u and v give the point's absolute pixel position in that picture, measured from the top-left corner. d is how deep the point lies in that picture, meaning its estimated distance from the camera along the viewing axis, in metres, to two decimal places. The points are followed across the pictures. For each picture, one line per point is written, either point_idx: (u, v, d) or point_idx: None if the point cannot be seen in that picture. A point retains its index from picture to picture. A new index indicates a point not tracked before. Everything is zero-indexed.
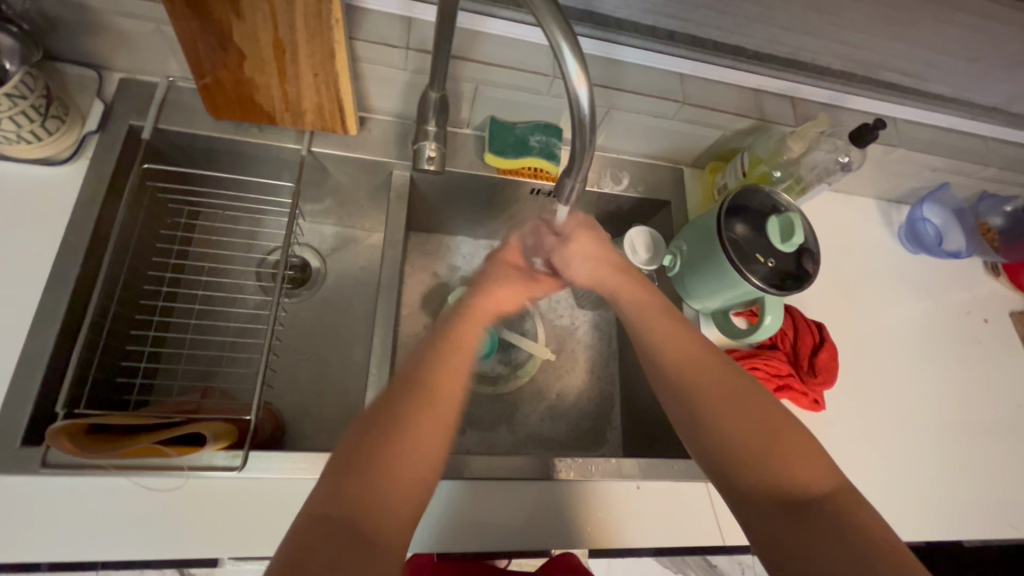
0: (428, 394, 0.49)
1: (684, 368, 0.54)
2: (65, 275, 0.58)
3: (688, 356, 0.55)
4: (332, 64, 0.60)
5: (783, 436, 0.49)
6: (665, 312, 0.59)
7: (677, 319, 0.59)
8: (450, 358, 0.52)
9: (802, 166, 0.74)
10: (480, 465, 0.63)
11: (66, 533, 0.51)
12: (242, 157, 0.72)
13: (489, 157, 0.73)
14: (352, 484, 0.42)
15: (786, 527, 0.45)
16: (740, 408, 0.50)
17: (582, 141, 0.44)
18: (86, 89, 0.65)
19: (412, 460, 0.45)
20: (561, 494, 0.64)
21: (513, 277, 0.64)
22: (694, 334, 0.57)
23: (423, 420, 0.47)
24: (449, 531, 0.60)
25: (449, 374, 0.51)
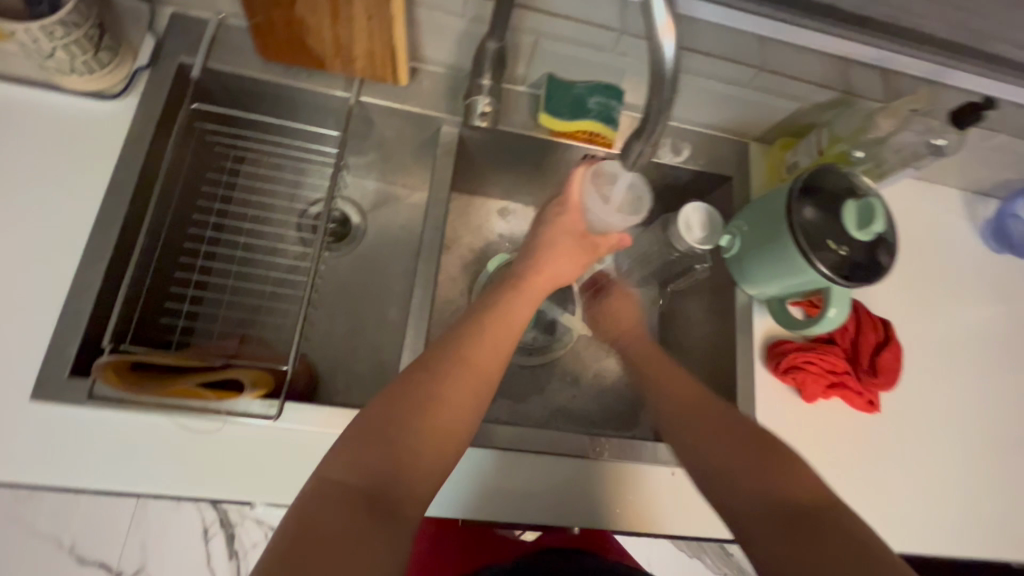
0: (448, 361, 0.50)
1: (675, 404, 0.60)
2: (115, 212, 0.58)
3: (679, 391, 0.61)
4: (388, 6, 0.57)
5: (780, 455, 0.52)
6: (660, 359, 0.67)
7: (670, 364, 0.66)
8: (488, 329, 0.54)
9: (887, 147, 0.67)
10: (512, 437, 0.62)
11: (107, 463, 0.52)
12: (289, 103, 0.70)
13: (543, 117, 0.69)
14: (354, 452, 0.43)
15: (786, 535, 0.46)
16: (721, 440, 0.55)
17: (659, 100, 0.40)
18: (138, 22, 0.64)
19: (427, 438, 0.46)
20: (595, 472, 0.63)
21: (560, 244, 0.64)
22: (680, 373, 0.64)
23: (434, 395, 0.48)
24: (475, 499, 0.60)
25: (480, 349, 0.52)
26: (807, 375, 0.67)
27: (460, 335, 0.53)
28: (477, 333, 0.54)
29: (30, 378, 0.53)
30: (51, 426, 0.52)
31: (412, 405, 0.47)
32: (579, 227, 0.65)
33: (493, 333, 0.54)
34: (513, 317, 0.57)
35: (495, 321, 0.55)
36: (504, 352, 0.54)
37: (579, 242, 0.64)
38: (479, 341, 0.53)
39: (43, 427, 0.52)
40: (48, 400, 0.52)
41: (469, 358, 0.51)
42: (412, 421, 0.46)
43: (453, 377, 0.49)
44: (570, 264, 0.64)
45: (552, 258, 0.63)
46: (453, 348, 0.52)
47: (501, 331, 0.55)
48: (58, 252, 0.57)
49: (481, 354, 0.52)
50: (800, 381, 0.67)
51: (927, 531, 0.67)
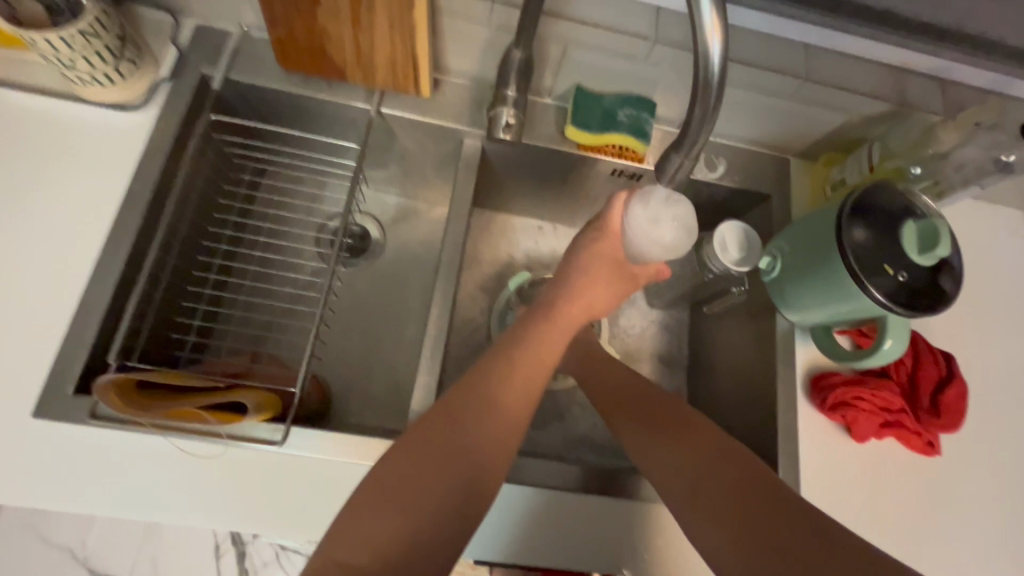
0: (459, 412, 0.46)
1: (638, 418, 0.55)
2: (128, 224, 0.57)
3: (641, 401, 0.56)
4: (410, 14, 0.55)
5: (711, 449, 0.49)
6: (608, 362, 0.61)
7: (624, 369, 0.60)
8: (516, 370, 0.50)
9: (948, 163, 0.61)
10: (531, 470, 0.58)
11: (106, 486, 0.50)
12: (310, 114, 0.69)
13: (569, 130, 0.66)
14: (364, 524, 0.39)
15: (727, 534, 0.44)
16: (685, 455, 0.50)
17: (703, 107, 0.36)
18: (162, 34, 0.63)
19: (447, 494, 0.42)
20: (619, 513, 0.58)
21: (605, 271, 0.60)
22: (640, 381, 0.58)
23: (448, 447, 0.44)
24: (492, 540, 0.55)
25: (506, 396, 0.48)
26: (858, 413, 0.61)
27: (486, 382, 0.49)
28: (494, 376, 0.49)
29: (33, 394, 0.51)
30: (51, 444, 0.50)
31: (414, 463, 0.42)
32: (617, 254, 0.60)
33: (515, 373, 0.50)
34: (543, 355, 0.53)
35: (516, 361, 0.51)
36: (529, 392, 0.50)
37: (616, 270, 0.60)
38: (503, 386, 0.49)
39: (42, 446, 0.50)
40: (49, 417, 0.50)
41: (481, 404, 0.47)
42: (424, 477, 0.42)
43: (468, 427, 0.45)
44: (605, 294, 0.60)
45: (586, 289, 0.59)
46: (465, 394, 0.47)
47: (524, 372, 0.51)
48: (69, 264, 0.55)
49: (502, 397, 0.48)
50: (850, 420, 0.61)
51: None
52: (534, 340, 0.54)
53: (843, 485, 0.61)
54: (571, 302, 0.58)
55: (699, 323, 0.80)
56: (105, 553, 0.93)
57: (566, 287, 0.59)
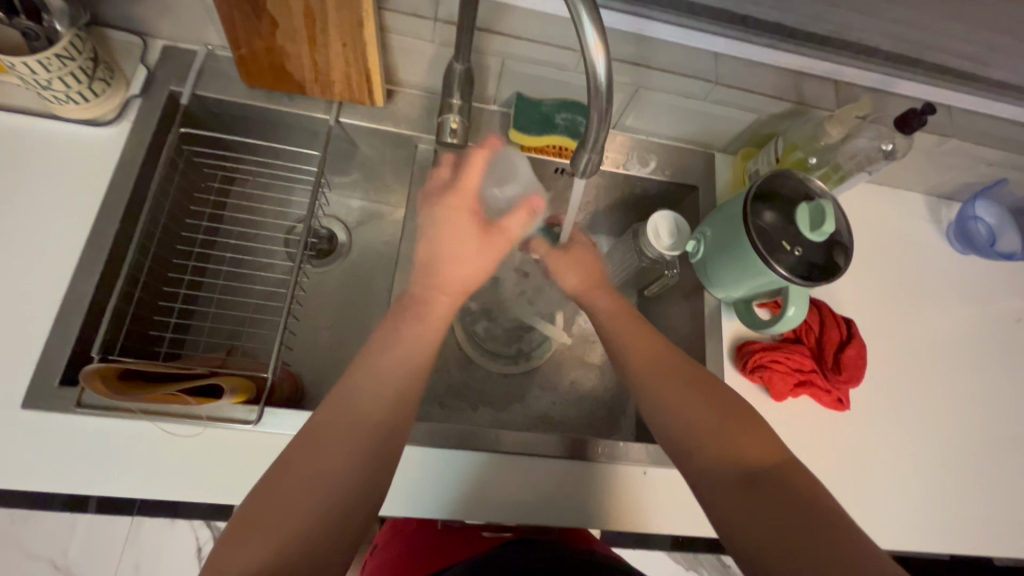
0: (328, 427, 0.47)
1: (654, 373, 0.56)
2: (105, 231, 0.62)
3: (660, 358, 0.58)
4: (361, 32, 0.61)
5: (732, 415, 0.52)
6: (634, 321, 0.62)
7: (652, 331, 0.61)
8: (388, 376, 0.52)
9: (840, 152, 0.70)
10: (490, 439, 0.64)
11: (94, 469, 0.55)
12: (275, 126, 0.75)
13: (513, 133, 0.73)
14: (231, 555, 0.40)
15: (752, 517, 0.45)
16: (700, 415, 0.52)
17: (598, 111, 0.44)
18: (131, 55, 0.69)
19: (317, 509, 0.43)
20: (568, 474, 0.65)
21: (464, 235, 0.61)
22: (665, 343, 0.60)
23: (310, 468, 0.45)
24: (455, 501, 0.62)
25: (375, 403, 0.50)
26: (774, 374, 0.69)
27: (357, 393, 0.50)
28: (354, 386, 0.50)
29: (23, 389, 0.56)
30: (41, 433, 0.55)
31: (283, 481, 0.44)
32: (470, 208, 0.62)
33: (388, 379, 0.51)
34: (418, 350, 0.54)
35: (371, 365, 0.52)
36: (395, 394, 0.51)
37: (480, 232, 0.62)
38: (371, 394, 0.50)
39: (32, 436, 0.55)
40: (39, 408, 0.55)
41: (342, 417, 0.48)
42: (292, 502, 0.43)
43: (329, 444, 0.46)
44: (479, 264, 0.62)
45: (461, 274, 0.61)
46: (329, 409, 0.48)
47: (387, 375, 0.51)
48: (52, 270, 0.60)
49: (365, 406, 0.49)
50: (767, 380, 0.69)
51: (896, 527, 0.68)
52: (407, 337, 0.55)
53: None
54: (435, 290, 0.60)
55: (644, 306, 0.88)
56: (88, 561, 0.94)
57: (429, 281, 0.60)
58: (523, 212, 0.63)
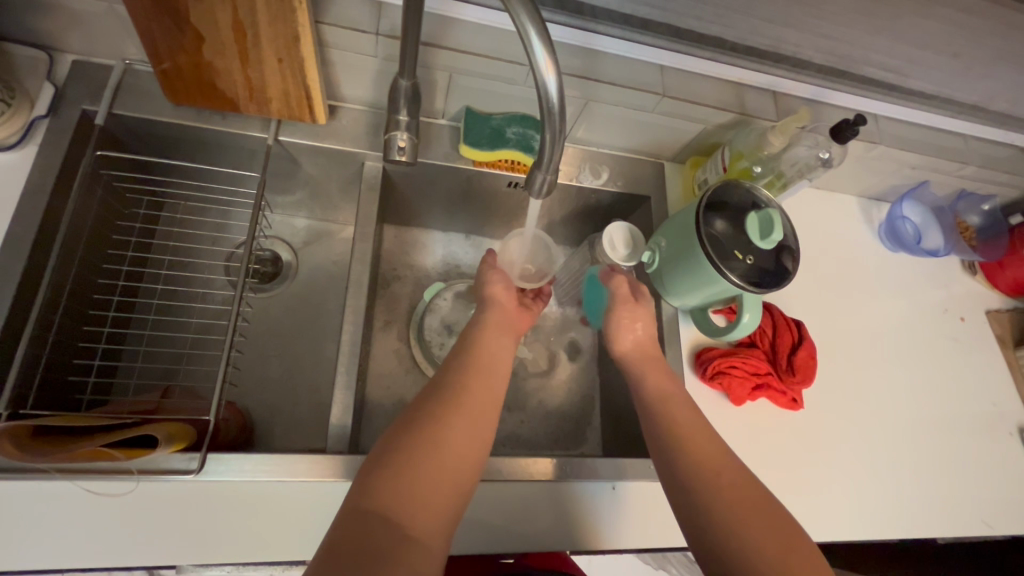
0: (439, 428, 0.49)
1: (699, 459, 0.55)
2: (11, 269, 0.55)
3: (709, 443, 0.56)
4: (297, 47, 0.58)
5: (776, 521, 0.50)
6: (686, 405, 0.61)
7: (698, 413, 0.60)
8: (483, 381, 0.54)
9: (782, 161, 0.73)
10: None
11: (14, 539, 0.49)
12: (207, 145, 0.69)
13: (463, 149, 0.71)
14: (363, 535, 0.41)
15: None
16: (748, 510, 0.50)
17: (551, 131, 0.43)
18: (35, 71, 0.62)
19: (434, 508, 0.44)
20: (542, 497, 0.63)
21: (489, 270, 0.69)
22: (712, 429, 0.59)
23: (428, 476, 0.45)
24: None
25: (472, 412, 0.51)
26: (733, 379, 0.71)
27: (452, 396, 0.52)
28: (469, 380, 0.54)
29: None
30: None
31: (403, 468, 0.45)
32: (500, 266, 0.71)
33: (484, 385, 0.54)
34: (500, 356, 0.58)
35: (468, 403, 0.51)
36: (486, 436, 0.51)
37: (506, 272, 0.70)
38: (472, 402, 0.52)
39: None
40: None
41: (457, 421, 0.50)
42: (415, 499, 0.44)
43: (431, 490, 0.45)
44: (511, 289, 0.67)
45: (493, 288, 0.66)
46: (443, 406, 0.51)
47: (480, 414, 0.51)
48: None
49: (473, 406, 0.52)
50: (727, 386, 0.70)
51: (856, 519, 0.70)
52: (487, 342, 0.59)
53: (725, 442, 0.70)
54: (496, 306, 0.64)
55: None
56: None
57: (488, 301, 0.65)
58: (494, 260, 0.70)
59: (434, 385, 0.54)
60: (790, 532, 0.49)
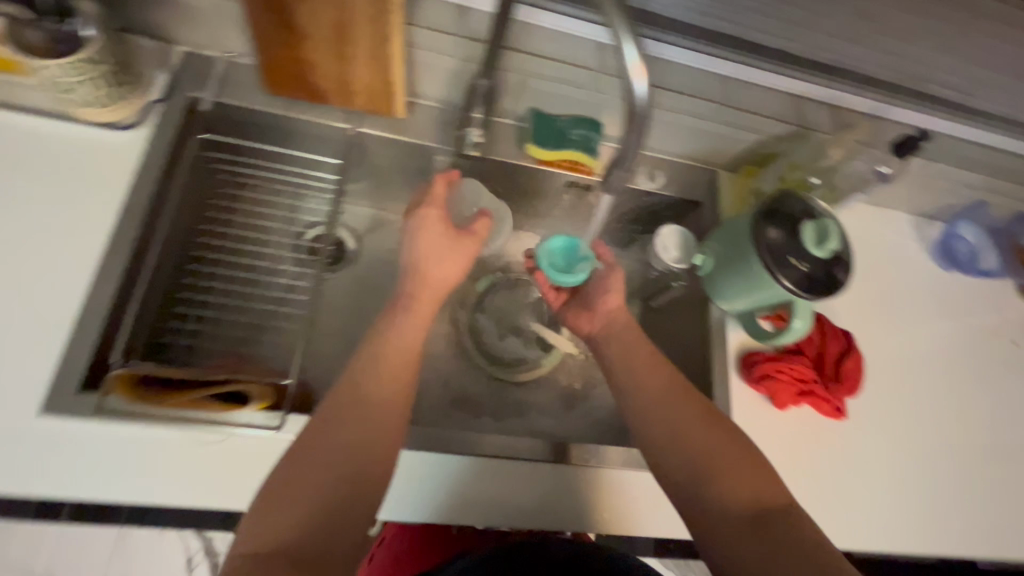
0: (336, 421, 0.54)
1: (658, 410, 0.60)
2: (126, 235, 0.61)
3: (668, 392, 0.61)
4: (387, 45, 0.62)
5: (724, 462, 0.55)
6: (652, 354, 0.65)
7: (664, 363, 0.64)
8: (386, 370, 0.58)
9: (839, 174, 0.76)
10: (490, 444, 0.67)
11: (114, 476, 0.54)
12: (291, 132, 0.75)
13: (529, 147, 0.75)
14: (273, 520, 0.48)
15: (745, 543, 0.51)
16: (701, 452, 0.56)
17: (631, 133, 0.45)
18: (151, 59, 0.68)
19: (333, 490, 0.50)
20: (564, 479, 0.67)
21: (433, 226, 0.67)
22: (674, 375, 0.63)
23: (323, 466, 0.51)
24: (450, 508, 0.63)
25: (368, 401, 0.56)
26: (779, 383, 0.73)
27: (352, 387, 0.56)
28: (369, 371, 0.58)
29: (40, 394, 0.54)
30: (57, 439, 0.54)
31: (303, 464, 0.51)
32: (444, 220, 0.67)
33: (388, 373, 0.58)
34: (406, 347, 0.60)
35: (362, 395, 0.56)
36: (382, 419, 0.55)
37: (449, 234, 0.68)
38: (371, 392, 0.56)
39: (45, 445, 0.53)
40: (57, 414, 0.53)
41: (353, 412, 0.54)
42: (310, 487, 0.50)
43: (326, 476, 0.51)
44: (450, 255, 0.67)
45: (418, 256, 0.66)
46: (341, 399, 0.55)
47: (374, 404, 0.56)
48: (65, 271, 0.58)
49: (374, 392, 0.56)
50: (772, 389, 0.72)
51: (890, 530, 0.72)
52: (394, 337, 0.61)
53: (764, 445, 0.72)
54: (416, 282, 0.65)
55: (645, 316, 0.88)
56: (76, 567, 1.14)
57: (416, 277, 0.65)
58: (438, 219, 0.67)
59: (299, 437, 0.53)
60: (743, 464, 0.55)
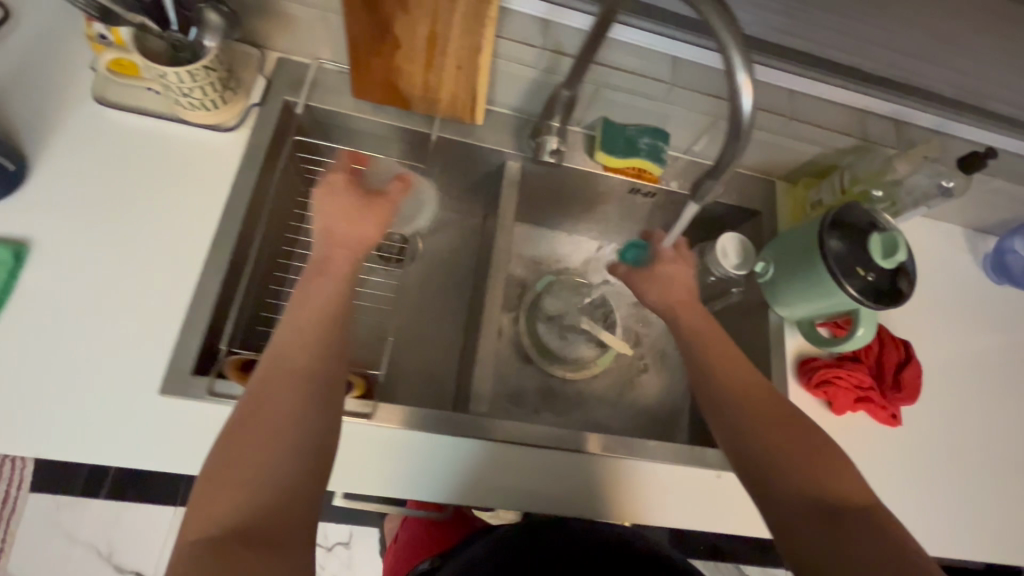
0: (258, 400, 0.49)
1: (736, 395, 0.61)
2: (229, 231, 0.65)
3: (748, 380, 0.62)
4: (478, 55, 0.66)
5: (801, 451, 0.56)
6: (726, 342, 0.66)
7: (738, 353, 0.65)
8: (301, 334, 0.53)
9: (901, 188, 0.77)
10: (513, 430, 0.68)
11: None
12: (373, 135, 0.79)
13: (599, 155, 0.78)
14: (212, 510, 0.43)
15: (822, 533, 0.52)
16: (779, 439, 0.57)
17: (732, 145, 0.48)
18: (250, 65, 0.72)
19: (272, 465, 0.45)
20: (577, 464, 0.69)
21: (336, 197, 0.63)
22: (751, 367, 0.64)
23: (253, 444, 0.46)
24: (460, 488, 0.66)
25: (286, 369, 0.51)
26: (838, 389, 0.75)
27: (270, 361, 0.51)
28: (278, 341, 0.53)
29: (159, 376, 0.58)
30: (173, 419, 0.58)
31: (233, 447, 0.46)
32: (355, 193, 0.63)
33: (300, 336, 0.53)
34: (321, 308, 0.56)
35: (277, 365, 0.51)
36: (306, 382, 0.51)
37: (364, 203, 0.64)
38: (290, 360, 0.51)
39: (159, 423, 0.57)
40: (172, 395, 0.58)
41: (271, 384, 0.50)
42: (245, 468, 0.45)
43: (262, 454, 0.46)
44: (365, 223, 0.62)
45: (331, 228, 0.61)
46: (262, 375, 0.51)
47: (294, 369, 0.51)
48: (177, 262, 0.63)
49: (291, 358, 0.52)
50: (831, 395, 0.75)
51: (941, 535, 0.74)
52: (306, 302, 0.56)
53: None
54: (330, 251, 0.60)
55: None
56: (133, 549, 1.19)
57: (325, 242, 0.61)
58: (345, 183, 0.64)
59: (230, 420, 0.48)
60: (823, 456, 0.56)
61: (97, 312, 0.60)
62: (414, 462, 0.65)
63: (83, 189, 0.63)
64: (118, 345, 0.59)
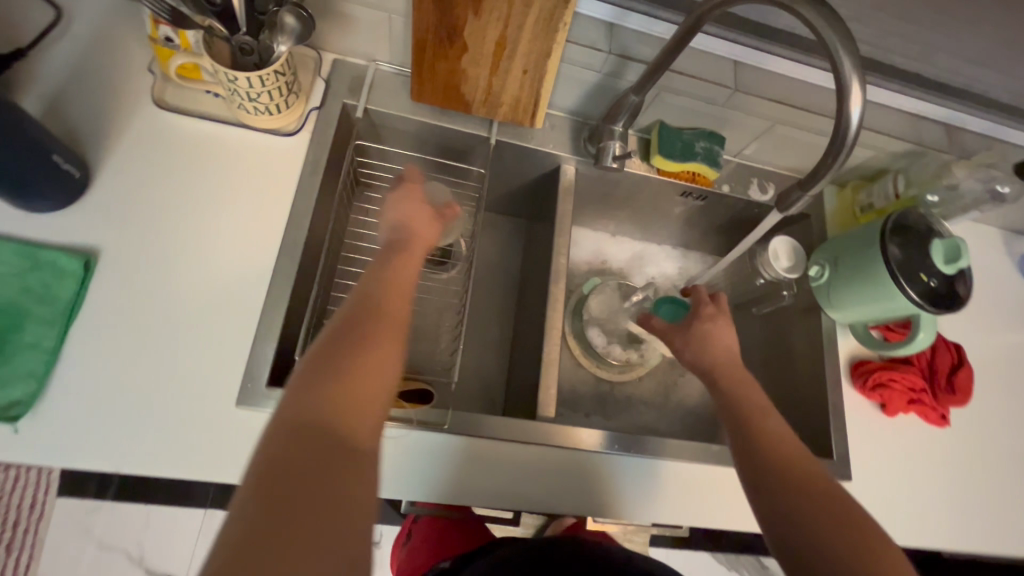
0: (358, 329, 0.46)
1: (778, 467, 0.53)
2: (297, 237, 0.64)
3: (791, 452, 0.54)
4: (546, 59, 0.65)
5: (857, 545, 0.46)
6: (765, 408, 0.58)
7: (778, 421, 0.57)
8: (395, 288, 0.51)
9: (954, 194, 0.78)
10: (499, 427, 0.64)
11: None
12: (428, 138, 0.78)
13: (656, 159, 0.78)
14: (304, 413, 0.38)
15: None
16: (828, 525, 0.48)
17: (832, 155, 0.49)
18: (308, 67, 0.71)
19: (368, 393, 0.42)
20: (569, 465, 0.66)
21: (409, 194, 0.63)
22: (795, 439, 0.56)
23: (355, 367, 0.43)
24: (446, 486, 0.63)
25: (386, 312, 0.49)
26: (892, 391, 0.76)
27: (364, 299, 0.49)
28: (376, 285, 0.51)
29: (235, 386, 0.58)
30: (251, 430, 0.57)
31: (332, 362, 0.42)
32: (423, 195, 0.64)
33: (396, 290, 0.51)
34: (411, 274, 0.55)
35: (379, 305, 0.49)
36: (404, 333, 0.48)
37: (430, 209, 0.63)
38: (388, 308, 0.49)
39: (235, 436, 0.57)
40: (249, 406, 0.57)
41: (373, 319, 0.47)
42: (344, 386, 0.41)
43: (364, 378, 0.42)
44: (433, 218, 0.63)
45: (408, 214, 0.61)
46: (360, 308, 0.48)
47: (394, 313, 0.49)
48: (246, 270, 0.62)
49: (392, 305, 0.50)
50: (886, 397, 0.76)
51: (997, 534, 0.75)
52: (396, 265, 0.54)
53: (875, 448, 0.76)
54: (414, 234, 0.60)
55: (745, 321, 0.91)
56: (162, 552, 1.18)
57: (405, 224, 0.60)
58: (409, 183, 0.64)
59: (329, 336, 0.45)
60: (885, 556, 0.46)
61: (169, 321, 0.59)
62: (418, 461, 0.63)
63: (148, 197, 0.62)
64: (192, 356, 0.58)
